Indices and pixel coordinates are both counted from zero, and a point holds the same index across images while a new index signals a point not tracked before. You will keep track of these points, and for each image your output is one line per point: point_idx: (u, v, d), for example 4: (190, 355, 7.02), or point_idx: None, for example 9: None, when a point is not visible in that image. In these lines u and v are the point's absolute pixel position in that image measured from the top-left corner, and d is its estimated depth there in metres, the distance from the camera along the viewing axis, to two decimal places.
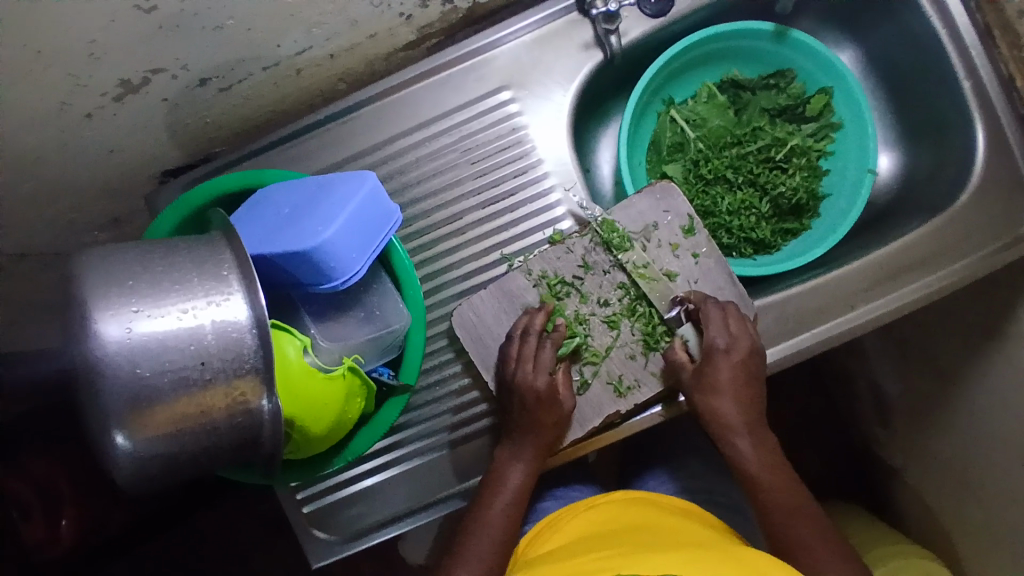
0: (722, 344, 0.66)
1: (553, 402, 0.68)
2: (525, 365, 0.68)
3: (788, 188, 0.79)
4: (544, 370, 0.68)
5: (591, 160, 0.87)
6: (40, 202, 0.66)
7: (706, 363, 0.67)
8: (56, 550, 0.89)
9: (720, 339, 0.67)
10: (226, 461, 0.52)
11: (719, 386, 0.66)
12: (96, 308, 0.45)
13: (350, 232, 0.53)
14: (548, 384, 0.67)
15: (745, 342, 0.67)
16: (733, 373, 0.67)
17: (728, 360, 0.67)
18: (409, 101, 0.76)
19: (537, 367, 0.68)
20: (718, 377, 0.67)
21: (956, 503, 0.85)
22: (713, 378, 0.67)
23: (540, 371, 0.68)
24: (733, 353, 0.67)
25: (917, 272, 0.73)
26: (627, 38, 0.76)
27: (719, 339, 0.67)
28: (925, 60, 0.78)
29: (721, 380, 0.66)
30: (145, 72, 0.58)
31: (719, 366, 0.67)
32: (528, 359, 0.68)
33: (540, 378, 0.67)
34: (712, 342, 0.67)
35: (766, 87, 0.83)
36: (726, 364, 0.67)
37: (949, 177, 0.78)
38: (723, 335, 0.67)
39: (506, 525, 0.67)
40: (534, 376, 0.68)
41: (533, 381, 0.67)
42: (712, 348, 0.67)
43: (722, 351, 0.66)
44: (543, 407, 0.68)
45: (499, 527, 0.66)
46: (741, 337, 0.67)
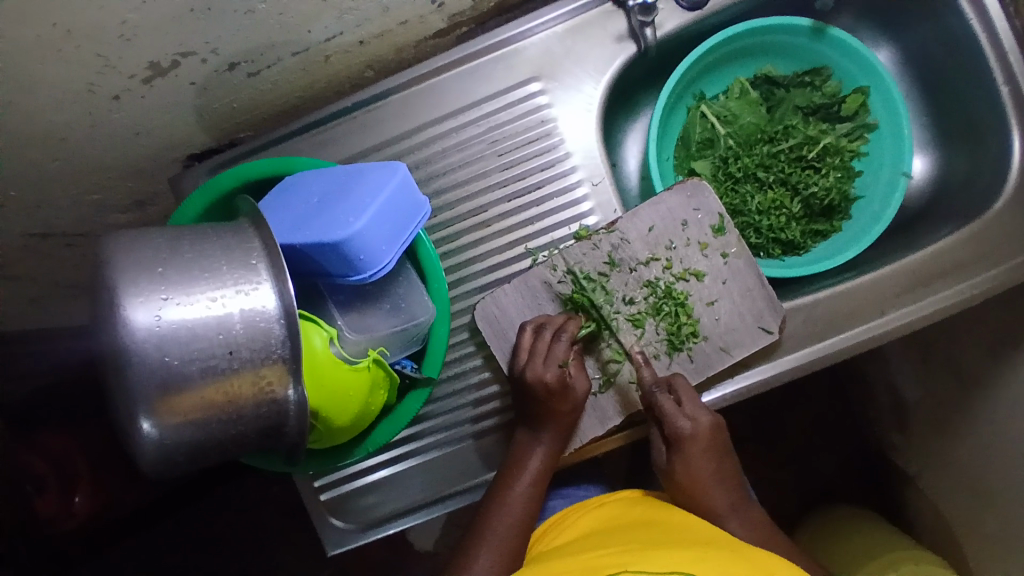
0: (687, 431, 0.66)
1: (564, 391, 0.68)
2: (536, 357, 0.68)
3: (820, 188, 0.77)
4: (554, 363, 0.67)
5: (618, 154, 0.85)
6: (66, 182, 0.66)
7: (677, 452, 0.67)
8: (70, 523, 0.91)
9: (685, 427, 0.66)
10: (250, 449, 0.52)
11: (697, 478, 0.67)
12: (126, 293, 0.45)
13: (380, 224, 0.53)
14: (558, 376, 0.67)
15: (704, 421, 0.67)
16: (703, 454, 0.67)
17: (697, 445, 0.67)
18: (438, 90, 0.74)
19: (546, 361, 0.68)
20: (690, 467, 0.67)
21: (973, 514, 0.83)
22: (685, 469, 0.67)
23: (549, 364, 0.67)
24: (699, 436, 0.67)
25: (948, 279, 0.72)
26: (662, 30, 0.74)
27: (683, 427, 0.66)
28: (965, 63, 0.76)
29: (694, 469, 0.67)
30: (174, 56, 0.57)
31: (688, 455, 0.67)
32: (540, 353, 0.68)
33: (550, 370, 0.67)
34: (677, 430, 0.66)
35: (800, 85, 0.82)
36: (697, 451, 0.67)
37: (983, 184, 0.75)
38: (688, 420, 0.66)
39: (524, 506, 0.67)
40: (543, 368, 0.67)
41: (542, 374, 0.67)
42: (678, 438, 0.67)
43: (690, 437, 0.66)
44: (554, 397, 0.68)
45: (518, 508, 0.67)
46: (701, 418, 0.67)
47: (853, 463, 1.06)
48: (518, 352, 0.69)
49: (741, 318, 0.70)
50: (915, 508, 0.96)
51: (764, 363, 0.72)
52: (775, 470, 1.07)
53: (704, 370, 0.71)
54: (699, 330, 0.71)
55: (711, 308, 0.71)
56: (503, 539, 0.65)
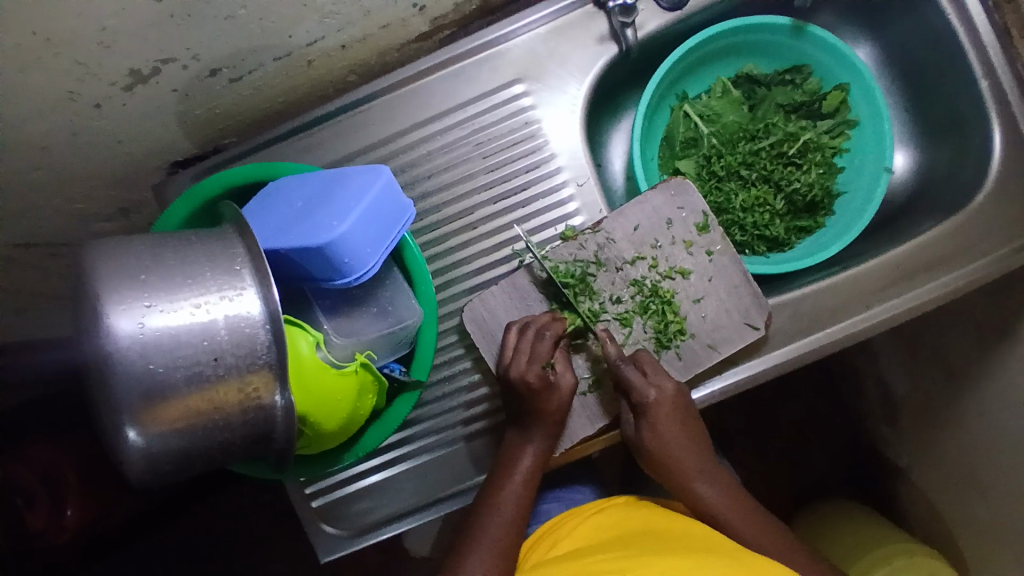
0: (653, 399, 0.67)
1: (549, 389, 0.68)
2: (520, 355, 0.68)
3: (803, 185, 0.78)
4: (538, 362, 0.67)
5: (603, 155, 0.86)
6: (48, 192, 0.65)
7: (643, 418, 0.67)
8: (61, 537, 0.90)
9: (650, 395, 0.67)
10: (239, 456, 0.52)
11: (664, 442, 0.67)
12: (108, 301, 0.45)
13: (364, 227, 0.53)
14: (541, 376, 0.67)
15: (668, 386, 0.68)
16: (668, 418, 0.67)
17: (663, 408, 0.67)
18: (422, 93, 0.75)
19: (530, 359, 0.68)
20: (657, 432, 0.67)
21: (963, 503, 0.84)
22: (652, 434, 0.67)
23: (533, 363, 0.67)
24: (664, 402, 0.67)
25: (933, 272, 0.72)
26: (644, 30, 0.75)
27: (649, 395, 0.67)
28: (943, 59, 0.77)
29: (662, 438, 0.67)
30: (155, 62, 0.57)
31: (654, 419, 0.67)
32: (523, 351, 0.68)
33: (533, 369, 0.67)
34: (643, 397, 0.67)
35: (781, 83, 0.82)
36: (662, 414, 0.67)
37: (964, 177, 0.77)
38: (653, 387, 0.67)
39: (516, 507, 0.67)
40: (526, 367, 0.67)
41: (524, 373, 0.67)
42: (643, 405, 0.67)
43: (655, 403, 0.67)
44: (538, 395, 0.68)
45: (511, 510, 0.66)
46: (665, 385, 0.67)
47: (844, 456, 1.07)
48: (506, 351, 0.69)
49: (728, 315, 0.71)
50: (907, 499, 0.97)
51: (752, 358, 0.73)
52: (766, 466, 1.08)
53: (693, 367, 0.71)
54: (686, 327, 0.71)
55: (698, 305, 0.71)
56: (497, 543, 0.64)
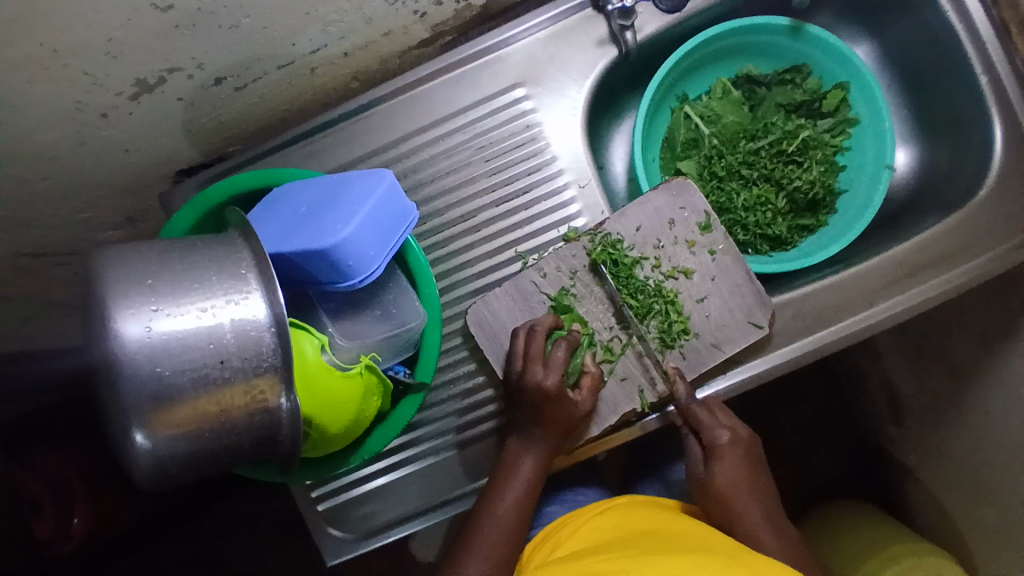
0: (725, 439, 0.69)
1: (563, 399, 0.67)
2: (535, 362, 0.67)
3: (804, 182, 0.78)
4: (556, 370, 0.66)
5: (604, 156, 0.87)
6: (54, 202, 0.66)
7: (713, 459, 0.69)
8: (68, 544, 0.90)
9: (723, 434, 0.69)
10: (245, 459, 0.53)
11: (732, 484, 0.67)
12: (115, 306, 0.45)
13: (368, 230, 0.53)
14: (558, 384, 0.66)
15: (741, 430, 0.70)
16: (739, 461, 0.68)
17: (734, 450, 0.69)
18: (424, 99, 0.75)
19: (547, 367, 0.67)
20: (727, 472, 0.68)
21: (972, 501, 0.83)
22: (722, 473, 0.68)
23: (551, 372, 0.66)
24: (736, 443, 0.69)
25: (936, 269, 0.72)
26: (643, 33, 0.76)
27: (720, 435, 0.69)
28: (942, 56, 0.77)
29: (732, 481, 0.67)
30: (160, 72, 0.58)
31: (726, 461, 0.68)
32: (537, 358, 0.67)
33: (551, 377, 0.66)
34: (715, 438, 0.69)
35: (782, 83, 0.83)
36: (733, 456, 0.69)
37: (966, 173, 0.77)
38: (724, 428, 0.69)
39: (515, 516, 0.67)
40: (543, 374, 0.66)
41: (542, 380, 0.66)
42: (715, 445, 0.69)
43: (728, 445, 0.69)
44: (551, 404, 0.67)
45: (510, 519, 0.66)
46: (739, 428, 0.70)
47: (852, 456, 1.07)
48: (517, 356, 0.69)
49: (732, 314, 0.71)
50: (916, 498, 0.96)
51: (756, 357, 0.73)
52: (773, 466, 1.07)
53: (697, 366, 0.71)
54: (689, 327, 0.71)
55: (701, 305, 0.71)
56: (495, 551, 0.65)
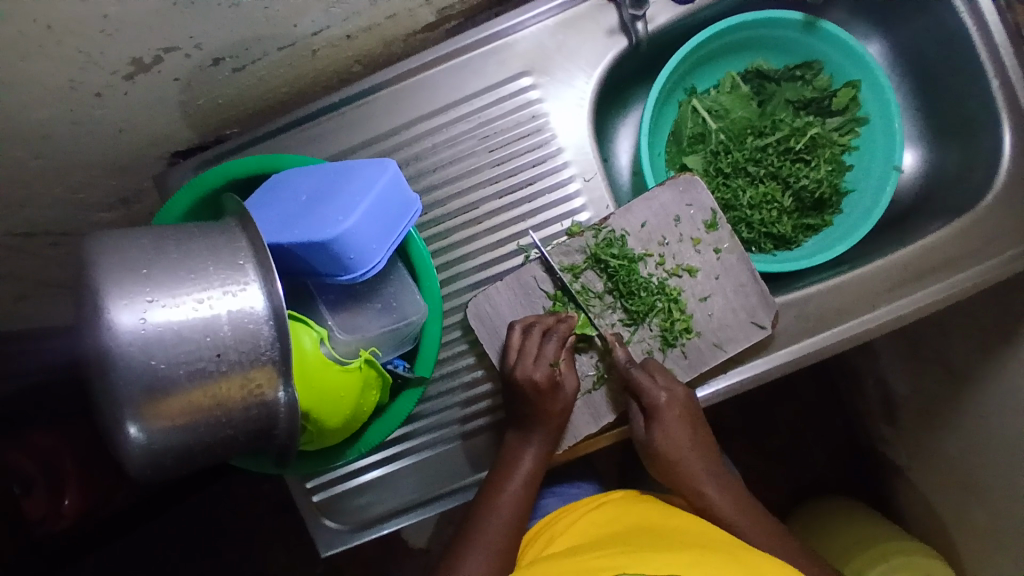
0: (664, 400, 0.66)
1: (554, 390, 0.68)
2: (526, 356, 0.67)
3: (811, 181, 0.77)
4: (544, 362, 0.67)
5: (609, 149, 0.85)
6: (47, 181, 0.64)
7: (654, 422, 0.67)
8: (58, 525, 0.88)
9: (661, 396, 0.66)
10: (241, 452, 0.52)
11: (674, 443, 0.67)
12: (109, 295, 0.44)
13: (371, 222, 0.52)
14: (547, 376, 0.67)
15: (678, 390, 0.68)
16: (679, 420, 0.67)
17: (673, 411, 0.67)
18: (427, 85, 0.73)
19: (536, 360, 0.67)
20: (670, 436, 0.67)
21: (961, 504, 0.84)
22: (662, 434, 0.67)
23: (539, 363, 0.67)
24: (675, 403, 0.67)
25: (940, 273, 0.72)
26: (654, 24, 0.74)
27: (660, 397, 0.66)
28: (953, 57, 0.76)
29: (671, 440, 0.67)
30: (157, 51, 0.56)
31: (664, 423, 0.66)
32: (529, 352, 0.67)
33: (540, 369, 0.67)
34: (654, 400, 0.66)
35: (792, 79, 0.81)
36: (674, 417, 0.67)
37: (973, 177, 0.76)
38: (662, 390, 0.67)
39: (516, 510, 0.66)
40: (533, 368, 0.67)
41: (532, 373, 0.66)
42: (655, 408, 0.66)
43: (667, 406, 0.66)
44: (544, 396, 0.67)
45: (510, 513, 0.66)
46: (676, 387, 0.68)
47: (845, 454, 1.07)
48: (509, 349, 0.69)
49: (734, 314, 0.70)
50: (906, 498, 0.97)
51: (758, 357, 0.72)
52: (766, 463, 1.08)
53: (698, 366, 0.71)
54: (692, 326, 0.70)
55: (704, 304, 0.71)
56: (495, 546, 0.64)
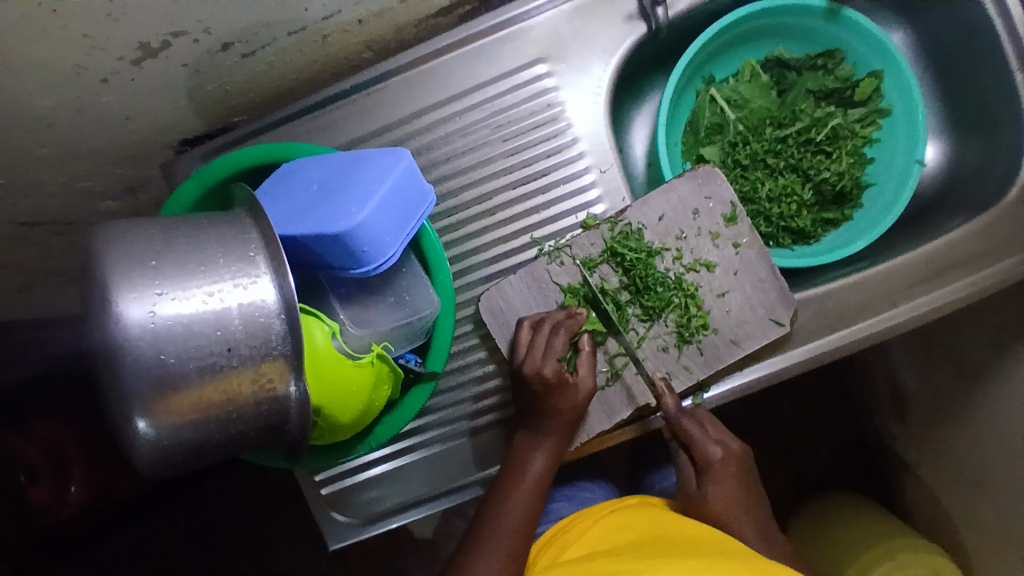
0: (717, 456, 0.69)
1: (564, 386, 0.66)
2: (535, 350, 0.66)
3: (832, 174, 0.75)
4: (553, 357, 0.66)
5: (625, 139, 0.83)
6: (53, 169, 0.63)
7: (705, 474, 0.69)
8: (65, 512, 0.89)
9: (714, 452, 0.69)
10: (251, 448, 0.51)
11: (723, 500, 0.67)
12: (117, 287, 0.43)
13: (384, 214, 0.51)
14: (556, 371, 0.66)
15: (732, 445, 0.71)
16: (732, 479, 0.69)
17: (727, 467, 0.69)
18: (440, 72, 0.72)
19: (545, 354, 0.66)
20: (720, 490, 0.68)
21: (971, 504, 0.83)
22: (715, 492, 0.68)
23: (549, 358, 0.66)
24: (728, 459, 0.70)
25: (960, 270, 0.70)
26: (674, 10, 0.72)
27: (713, 452, 0.69)
28: (980, 47, 0.74)
29: (722, 494, 0.67)
30: (165, 36, 0.54)
31: (718, 478, 0.68)
32: (539, 347, 0.66)
33: (549, 364, 0.66)
34: (708, 453, 0.69)
35: (813, 68, 0.79)
36: (725, 473, 0.69)
37: (996, 172, 0.74)
38: (716, 445, 0.69)
39: (525, 510, 0.65)
40: (542, 362, 0.66)
41: (540, 368, 0.66)
42: (705, 461, 0.69)
43: (719, 462, 0.69)
44: (554, 392, 0.66)
45: (520, 513, 0.65)
46: (730, 443, 0.71)
47: (855, 452, 1.06)
48: (517, 342, 0.68)
49: (753, 311, 0.69)
50: (914, 496, 0.96)
51: (774, 355, 0.71)
52: (775, 460, 1.07)
53: (714, 363, 0.69)
54: (709, 322, 0.69)
55: (721, 299, 0.69)
56: (505, 545, 0.63)
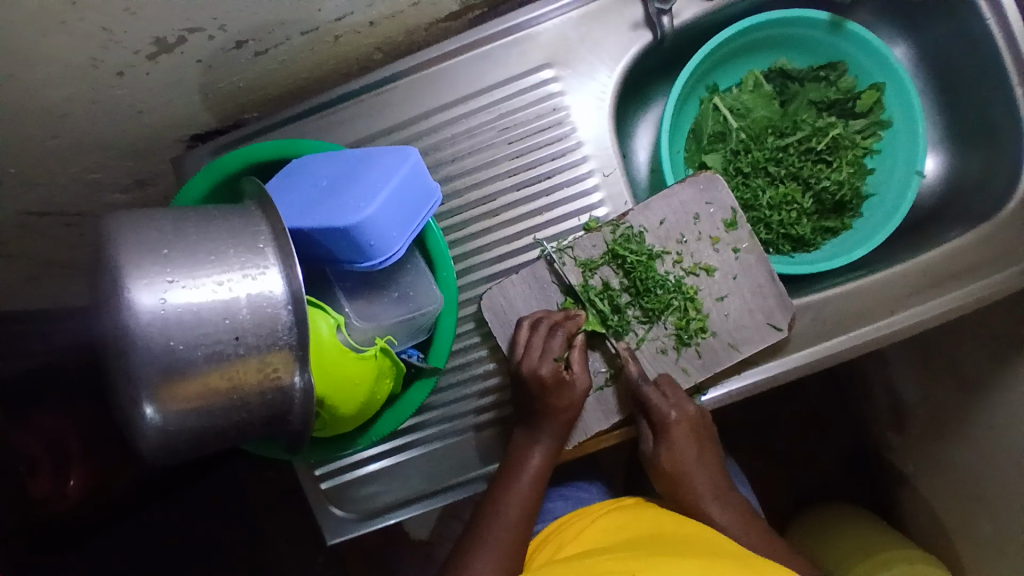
0: (673, 418, 0.67)
1: (562, 386, 0.67)
2: (532, 350, 0.67)
3: (832, 182, 0.76)
4: (550, 357, 0.66)
5: (628, 145, 0.84)
6: (65, 159, 0.64)
7: (662, 438, 0.68)
8: (62, 505, 0.89)
9: (671, 413, 0.67)
10: (254, 437, 0.52)
11: (679, 460, 0.69)
12: (129, 275, 0.44)
13: (391, 210, 0.52)
14: (553, 371, 0.66)
15: (688, 408, 0.68)
16: (688, 439, 0.68)
17: (683, 429, 0.68)
18: (448, 74, 0.73)
19: (542, 354, 0.66)
20: (675, 453, 0.68)
21: (966, 513, 0.84)
22: (669, 454, 0.69)
23: (545, 358, 0.66)
24: (684, 422, 0.68)
25: (958, 281, 0.71)
26: (679, 19, 0.73)
27: (669, 414, 0.67)
28: (981, 62, 0.75)
29: (678, 457, 0.69)
30: (180, 32, 0.56)
31: (673, 441, 0.68)
32: (535, 347, 0.67)
33: (546, 365, 0.66)
34: (664, 416, 0.67)
35: (815, 79, 0.80)
36: (682, 436, 0.68)
37: (995, 185, 0.75)
38: (673, 406, 0.67)
39: (522, 507, 0.66)
40: (539, 362, 0.66)
41: (537, 368, 0.66)
42: (664, 424, 0.67)
43: (676, 423, 0.67)
44: (550, 392, 0.67)
45: (517, 511, 0.66)
46: (686, 406, 0.68)
47: (852, 461, 1.06)
48: (517, 342, 0.69)
49: (751, 316, 0.70)
50: (910, 506, 0.96)
51: (772, 360, 0.72)
52: (772, 468, 1.07)
53: (712, 365, 0.70)
54: (708, 325, 0.70)
55: (720, 303, 0.70)
56: (504, 542, 0.64)
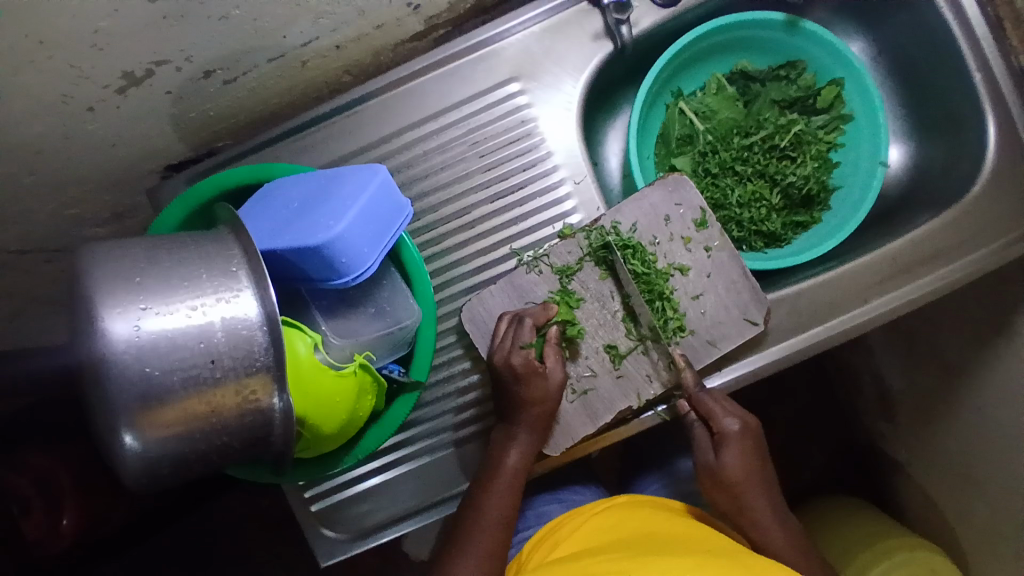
0: (734, 427, 0.68)
1: (535, 376, 0.67)
2: (506, 340, 0.68)
3: (798, 178, 0.78)
4: (519, 346, 0.67)
5: (599, 152, 0.86)
6: (41, 196, 0.64)
7: (721, 447, 0.67)
8: (57, 546, 0.88)
9: (731, 424, 0.68)
10: (238, 460, 0.52)
11: (741, 472, 0.67)
12: (103, 304, 0.44)
13: (361, 227, 0.52)
14: (524, 360, 0.67)
15: (749, 419, 0.69)
16: (747, 451, 0.68)
17: (744, 439, 0.68)
18: (417, 93, 0.74)
19: (513, 343, 0.67)
20: (736, 463, 0.67)
21: (960, 495, 0.84)
22: (733, 462, 0.67)
23: (516, 347, 0.67)
24: (744, 432, 0.68)
25: (929, 265, 0.72)
26: (639, 27, 0.75)
27: (730, 424, 0.68)
28: (936, 52, 0.77)
29: (739, 468, 0.67)
30: (148, 64, 0.57)
31: (737, 450, 0.67)
32: (508, 336, 0.68)
33: (518, 353, 0.67)
34: (725, 427, 0.67)
35: (776, 79, 0.83)
36: (742, 447, 0.68)
37: (959, 170, 0.77)
38: (734, 418, 0.68)
39: (499, 507, 0.66)
40: (511, 351, 0.67)
41: (508, 356, 0.67)
42: (726, 435, 0.67)
43: (738, 434, 0.68)
44: (522, 382, 0.67)
45: (495, 512, 0.66)
46: (747, 418, 0.69)
47: (844, 452, 1.07)
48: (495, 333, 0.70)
49: (727, 312, 0.71)
50: (906, 493, 0.97)
51: (751, 354, 0.73)
52: None
53: (691, 363, 0.71)
54: (685, 324, 0.71)
55: (696, 302, 0.71)
56: (483, 544, 0.64)
